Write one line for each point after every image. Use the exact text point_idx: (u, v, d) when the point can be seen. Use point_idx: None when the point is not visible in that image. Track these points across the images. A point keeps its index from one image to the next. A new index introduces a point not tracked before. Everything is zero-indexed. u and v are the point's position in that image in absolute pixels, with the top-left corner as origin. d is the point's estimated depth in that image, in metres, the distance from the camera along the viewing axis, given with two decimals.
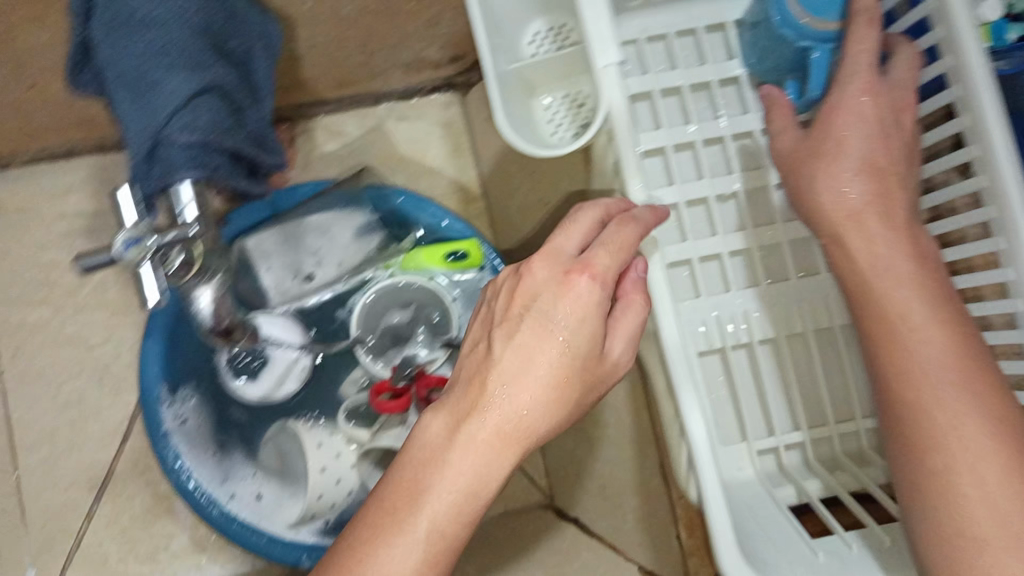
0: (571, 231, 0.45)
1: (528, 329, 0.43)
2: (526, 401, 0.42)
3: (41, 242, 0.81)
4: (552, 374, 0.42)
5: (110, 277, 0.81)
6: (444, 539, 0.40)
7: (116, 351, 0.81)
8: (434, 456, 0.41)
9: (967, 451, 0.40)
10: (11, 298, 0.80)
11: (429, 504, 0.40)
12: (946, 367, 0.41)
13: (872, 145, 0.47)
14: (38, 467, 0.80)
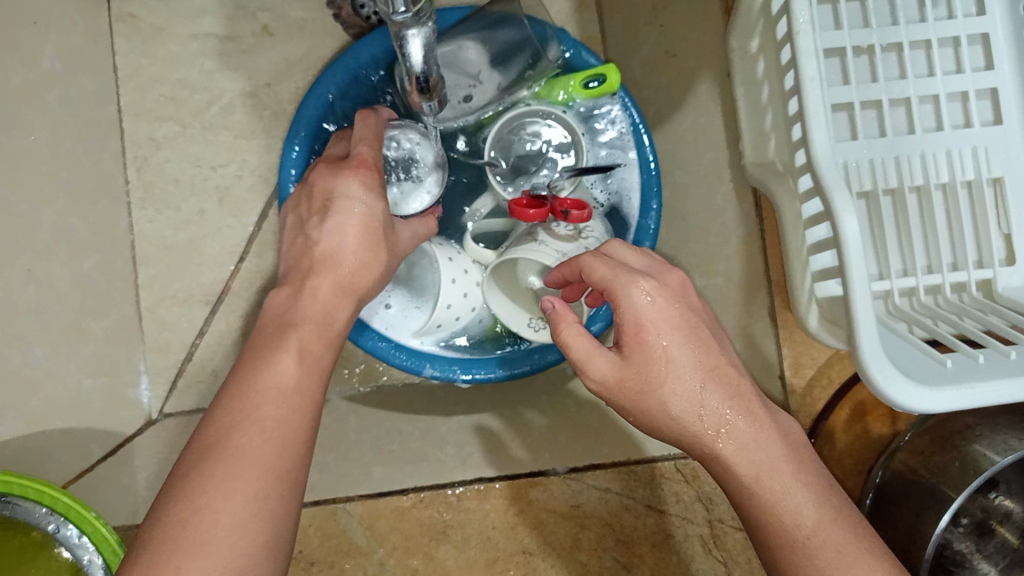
0: (341, 204, 0.58)
1: (308, 289, 0.57)
2: (310, 366, 0.53)
3: (174, 60, 0.82)
4: (320, 339, 0.55)
5: (238, 101, 0.83)
6: (263, 461, 0.47)
7: (238, 174, 0.83)
8: (243, 400, 0.49)
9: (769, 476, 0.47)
10: (141, 112, 0.82)
11: (250, 437, 0.47)
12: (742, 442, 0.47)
13: (685, 333, 0.48)
14: (161, 276, 0.81)
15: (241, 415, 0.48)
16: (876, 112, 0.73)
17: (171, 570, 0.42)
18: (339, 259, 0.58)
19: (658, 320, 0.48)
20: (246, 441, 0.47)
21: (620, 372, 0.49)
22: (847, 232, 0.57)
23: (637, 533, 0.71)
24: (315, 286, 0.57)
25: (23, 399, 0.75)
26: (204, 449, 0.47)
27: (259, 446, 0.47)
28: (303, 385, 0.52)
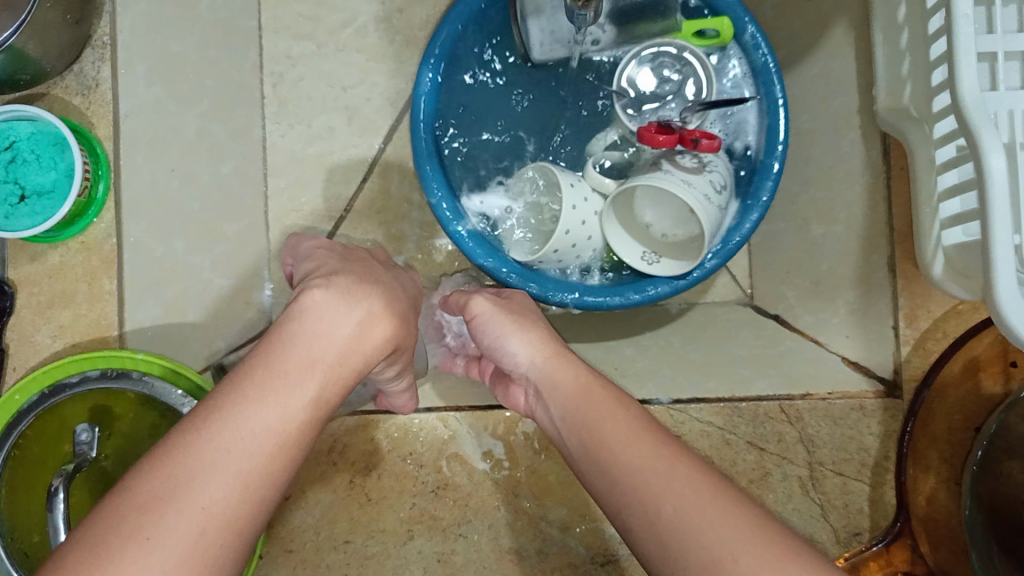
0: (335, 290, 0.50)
1: (307, 341, 0.46)
2: (298, 423, 0.44)
3: None
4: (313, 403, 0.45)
5: (371, 25, 0.87)
6: (214, 515, 0.39)
7: (367, 96, 0.87)
8: (207, 441, 0.41)
9: (610, 428, 0.49)
10: (280, 29, 0.86)
11: (208, 485, 0.40)
12: (572, 398, 0.53)
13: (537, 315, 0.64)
14: (288, 188, 0.85)
15: (233, 416, 0.42)
16: (1019, 64, 0.71)
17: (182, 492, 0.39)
18: (331, 326, 0.47)
19: (505, 307, 0.63)
20: (202, 488, 0.40)
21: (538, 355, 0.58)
22: (993, 170, 0.56)
23: (738, 467, 0.73)
24: (315, 345, 0.46)
25: (160, 290, 0.77)
26: (155, 473, 0.40)
27: (216, 496, 0.40)
28: (282, 443, 0.43)
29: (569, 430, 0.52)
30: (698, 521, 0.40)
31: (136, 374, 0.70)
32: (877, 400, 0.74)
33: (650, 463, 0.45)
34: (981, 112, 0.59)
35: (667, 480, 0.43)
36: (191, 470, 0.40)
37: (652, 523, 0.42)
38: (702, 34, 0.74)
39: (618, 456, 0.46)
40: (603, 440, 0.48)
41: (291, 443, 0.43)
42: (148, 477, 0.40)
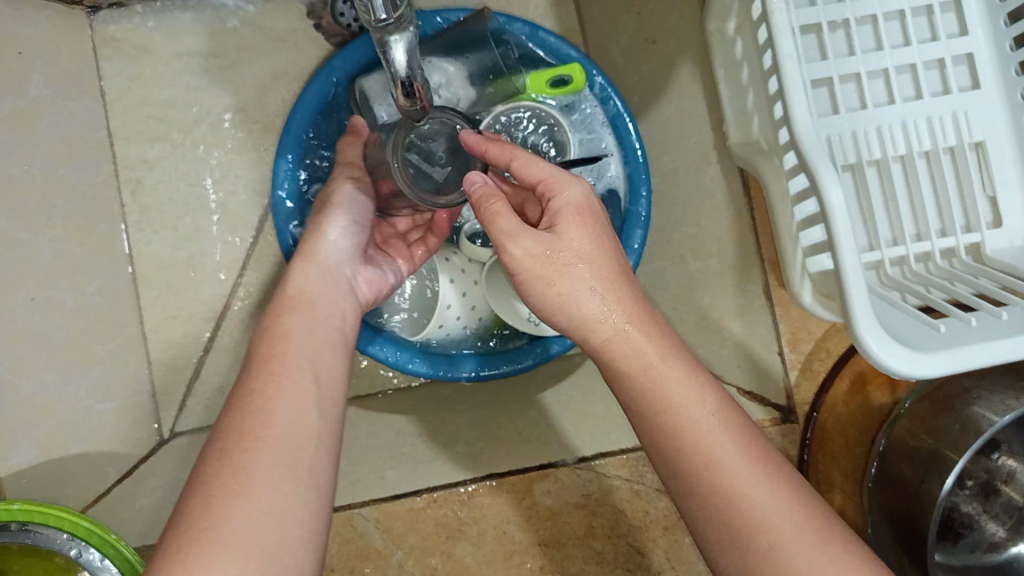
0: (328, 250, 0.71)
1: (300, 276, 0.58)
2: (314, 329, 0.54)
3: (160, 80, 0.83)
4: (320, 309, 0.56)
5: (226, 117, 0.83)
6: (293, 447, 0.46)
7: (232, 189, 0.83)
8: (261, 379, 0.49)
9: (685, 401, 0.48)
10: (132, 133, 0.82)
11: (283, 405, 0.47)
12: (655, 359, 0.49)
13: (585, 263, 0.51)
14: (162, 296, 0.82)
15: (265, 382, 0.49)
16: (855, 85, 0.73)
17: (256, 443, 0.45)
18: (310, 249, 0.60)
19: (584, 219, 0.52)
20: (272, 409, 0.47)
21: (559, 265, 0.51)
22: (834, 206, 0.57)
23: (649, 517, 0.73)
24: (308, 266, 0.59)
25: (33, 429, 0.75)
26: (242, 414, 0.47)
27: (283, 408, 0.47)
28: (308, 354, 0.51)
29: (636, 366, 0.49)
30: (772, 524, 0.44)
31: (13, 527, 0.66)
32: (775, 427, 0.74)
33: (734, 459, 0.46)
34: (818, 148, 0.60)
35: (746, 478, 0.45)
36: (257, 401, 0.47)
37: (727, 516, 0.45)
38: (554, 84, 0.73)
39: (699, 433, 0.47)
40: (681, 418, 0.47)
41: (316, 351, 0.52)
42: (229, 419, 0.47)
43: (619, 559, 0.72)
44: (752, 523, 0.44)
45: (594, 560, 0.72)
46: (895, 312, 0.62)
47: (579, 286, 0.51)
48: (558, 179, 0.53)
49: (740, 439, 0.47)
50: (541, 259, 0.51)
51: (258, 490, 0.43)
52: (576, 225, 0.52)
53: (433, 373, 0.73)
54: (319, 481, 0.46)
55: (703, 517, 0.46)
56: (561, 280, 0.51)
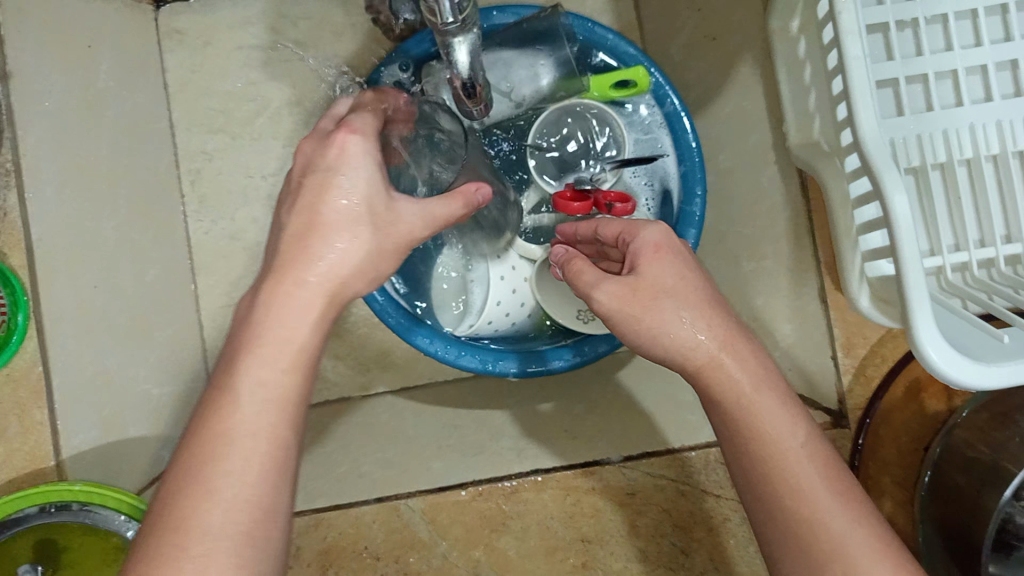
0: (330, 154, 0.47)
1: (287, 293, 0.46)
2: (293, 384, 0.45)
3: (221, 73, 0.86)
4: (303, 359, 0.45)
5: (285, 110, 0.86)
6: (249, 474, 0.42)
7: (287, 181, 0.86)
8: (216, 443, 0.42)
9: (776, 426, 0.48)
10: (193, 124, 0.86)
11: (229, 486, 0.41)
12: (753, 370, 0.49)
13: (678, 295, 0.51)
14: (219, 284, 0.87)
15: (229, 388, 0.43)
16: (922, 85, 0.72)
17: (212, 466, 0.41)
18: (317, 251, 0.47)
19: (679, 261, 0.52)
20: (220, 498, 0.41)
21: (632, 288, 0.51)
22: (898, 211, 0.56)
23: (695, 519, 0.72)
24: (296, 298, 0.46)
25: (97, 407, 0.75)
26: (205, 425, 0.42)
27: (236, 495, 0.41)
28: (281, 417, 0.44)
29: (728, 382, 0.49)
30: (855, 560, 0.44)
31: (75, 508, 0.68)
32: (828, 432, 0.72)
33: (826, 493, 0.46)
34: (883, 151, 0.59)
35: (833, 510, 0.46)
36: (211, 482, 0.41)
37: (805, 547, 0.46)
38: (617, 87, 0.73)
39: (786, 462, 0.47)
40: (771, 445, 0.47)
41: (292, 408, 0.44)
42: (175, 500, 0.40)
43: (663, 560, 0.71)
44: (829, 556, 0.45)
45: (638, 559, 0.71)
46: (958, 320, 0.61)
47: (673, 320, 0.50)
48: (635, 224, 0.55)
49: (825, 466, 0.47)
50: (626, 302, 0.52)
51: (222, 513, 0.40)
52: (657, 261, 0.52)
53: (482, 368, 0.74)
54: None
55: (779, 542, 0.47)
56: (647, 316, 0.51)
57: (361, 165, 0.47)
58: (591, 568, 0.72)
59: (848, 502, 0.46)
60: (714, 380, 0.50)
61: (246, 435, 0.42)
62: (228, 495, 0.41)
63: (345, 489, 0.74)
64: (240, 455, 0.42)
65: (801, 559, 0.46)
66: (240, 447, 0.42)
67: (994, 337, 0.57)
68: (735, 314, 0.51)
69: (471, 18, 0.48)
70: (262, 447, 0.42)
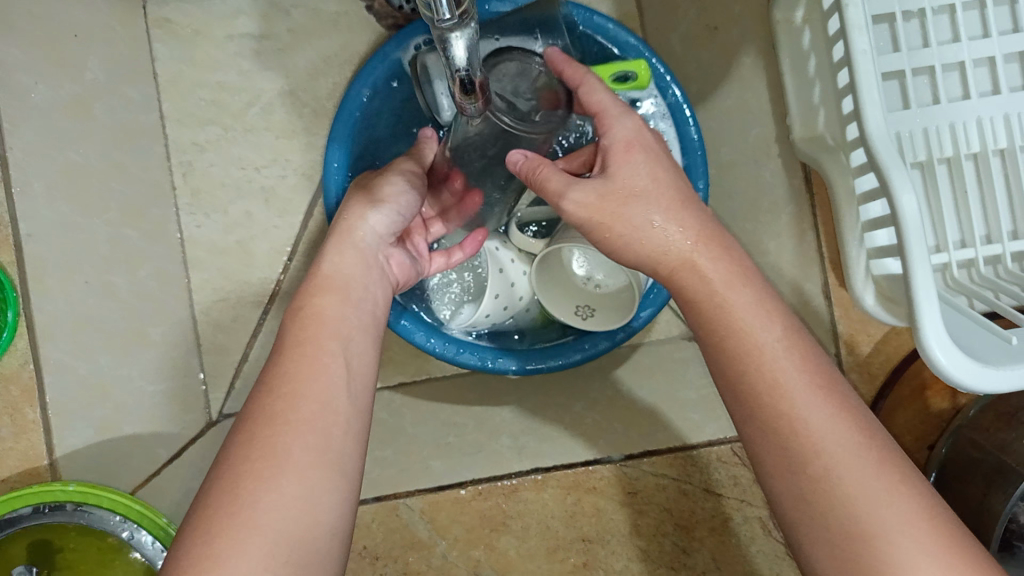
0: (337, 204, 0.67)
1: (339, 246, 0.57)
2: (348, 310, 0.53)
3: (212, 64, 0.84)
4: (355, 292, 0.55)
5: (277, 101, 0.84)
6: (321, 393, 0.47)
7: (281, 174, 0.84)
8: (290, 353, 0.49)
9: (762, 336, 0.47)
10: (184, 117, 0.84)
11: (304, 404, 0.46)
12: (733, 282, 0.49)
13: (651, 195, 0.52)
14: (214, 279, 0.83)
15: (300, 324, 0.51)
16: (927, 78, 0.70)
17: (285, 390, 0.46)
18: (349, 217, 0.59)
19: (650, 159, 0.53)
20: (303, 397, 0.46)
21: (603, 189, 0.52)
22: (906, 210, 0.55)
23: (697, 517, 0.71)
24: (345, 246, 0.57)
25: (89, 410, 0.74)
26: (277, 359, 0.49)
27: (306, 389, 0.47)
28: (341, 344, 0.50)
29: (715, 300, 0.49)
30: (857, 475, 0.41)
31: (70, 508, 0.67)
32: None
33: (823, 405, 0.44)
34: (890, 148, 0.58)
35: (830, 422, 0.43)
36: (287, 387, 0.46)
37: (782, 441, 0.44)
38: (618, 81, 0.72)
39: (777, 371, 0.45)
40: (758, 356, 0.46)
41: (353, 326, 0.52)
42: (256, 403, 0.46)
43: (665, 558, 0.71)
44: (824, 468, 0.42)
45: (639, 558, 0.71)
46: (961, 317, 0.60)
47: (644, 225, 0.51)
48: (610, 113, 0.55)
49: (807, 364, 0.45)
50: (598, 204, 0.52)
51: (297, 425, 0.45)
52: (626, 155, 0.53)
53: (481, 365, 0.72)
54: (349, 471, 0.45)
55: (767, 444, 0.45)
56: (624, 213, 0.52)
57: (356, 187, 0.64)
58: (592, 567, 0.71)
59: (848, 415, 0.43)
60: (695, 295, 0.50)
61: (317, 358, 0.48)
62: (304, 407, 0.46)
63: None
64: (307, 376, 0.47)
65: (799, 477, 0.43)
66: (309, 371, 0.47)
67: (998, 336, 0.57)
68: (711, 216, 0.53)
69: (470, 15, 0.47)
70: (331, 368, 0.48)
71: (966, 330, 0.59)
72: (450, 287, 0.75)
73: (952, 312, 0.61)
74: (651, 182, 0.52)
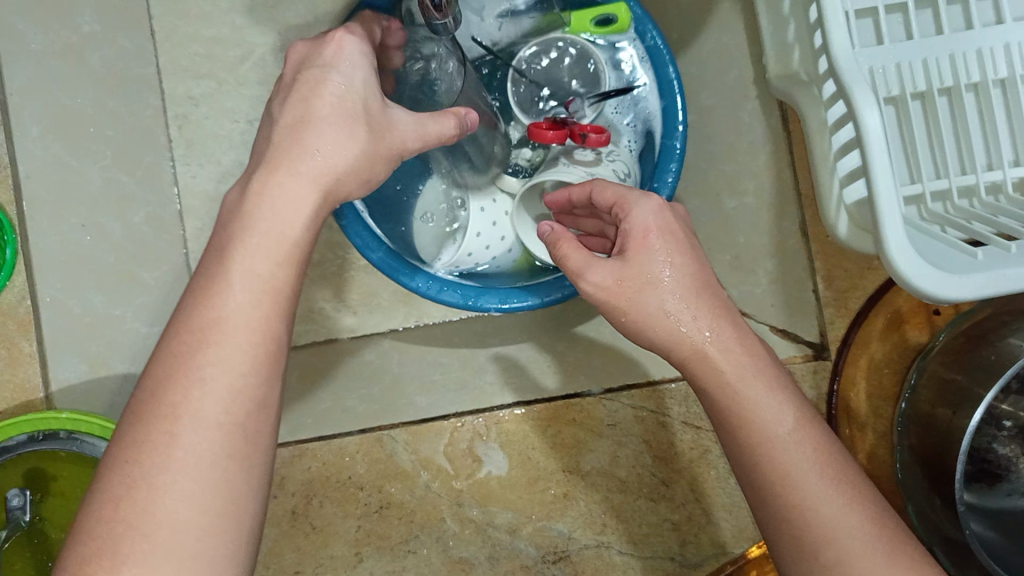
0: (328, 51, 0.50)
1: (278, 186, 0.47)
2: (279, 270, 0.46)
3: (207, 18, 0.82)
4: (289, 245, 0.47)
5: (270, 55, 0.82)
6: (237, 378, 0.43)
7: None
8: (203, 331, 0.43)
9: (764, 416, 0.48)
10: (179, 70, 0.82)
11: (204, 389, 0.42)
12: (737, 361, 0.49)
13: (669, 273, 0.50)
14: (207, 227, 0.80)
15: (217, 285, 0.45)
16: (900, 16, 0.71)
17: (189, 367, 0.42)
18: (306, 142, 0.48)
19: (669, 230, 0.52)
20: (207, 383, 0.42)
21: (621, 276, 0.51)
22: (870, 127, 0.56)
23: (675, 450, 0.73)
24: (280, 189, 0.47)
25: (81, 346, 0.78)
26: (186, 326, 0.44)
27: (221, 382, 0.42)
28: (266, 312, 0.45)
29: (717, 381, 0.49)
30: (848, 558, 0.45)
31: (62, 436, 0.69)
32: (807, 363, 0.74)
33: (815, 478, 0.47)
34: (855, 70, 0.59)
35: (824, 501, 0.46)
36: (191, 369, 0.42)
37: (755, 471, 0.48)
38: (598, 22, 0.73)
39: (773, 451, 0.47)
40: (757, 436, 0.48)
41: (281, 299, 0.46)
42: (155, 381, 0.43)
43: (643, 489, 0.73)
44: (820, 543, 0.45)
45: (618, 489, 0.73)
46: (925, 237, 0.62)
47: (658, 314, 0.50)
48: (629, 198, 0.53)
49: (808, 446, 0.47)
50: (616, 286, 0.51)
51: (197, 418, 0.41)
52: (644, 246, 0.51)
53: (463, 303, 0.71)
54: (258, 466, 0.43)
55: (762, 503, 0.48)
56: (640, 299, 0.50)
57: (363, 63, 0.50)
58: (571, 497, 0.73)
59: (839, 487, 0.47)
60: (696, 368, 0.50)
61: (229, 324, 0.44)
62: (207, 393, 0.42)
63: (330, 422, 0.75)
64: (217, 351, 0.43)
65: (793, 545, 0.47)
66: (217, 347, 0.43)
67: (963, 256, 0.57)
68: (714, 280, 0.52)
69: None
70: (244, 340, 0.43)
71: (934, 252, 0.59)
72: (430, 226, 0.75)
73: (925, 240, 0.61)
74: (674, 261, 0.51)
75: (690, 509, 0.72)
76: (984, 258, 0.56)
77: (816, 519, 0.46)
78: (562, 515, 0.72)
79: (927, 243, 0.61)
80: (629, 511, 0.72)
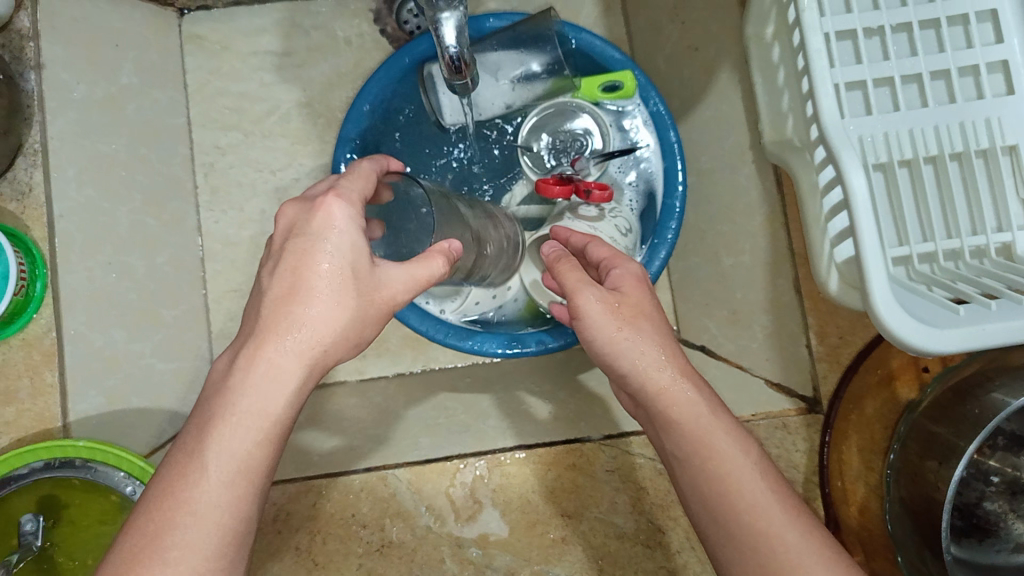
0: (318, 221, 0.50)
1: (267, 355, 0.49)
2: (262, 439, 0.48)
3: (236, 75, 0.92)
4: (273, 414, 0.48)
5: (294, 110, 0.92)
6: (206, 541, 0.45)
7: (295, 177, 0.92)
8: (181, 491, 0.46)
9: (776, 526, 0.46)
10: (207, 122, 0.92)
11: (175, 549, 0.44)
12: (750, 488, 0.48)
13: (656, 320, 0.54)
14: None
15: (204, 448, 0.47)
16: (889, 89, 0.76)
17: (163, 525, 0.45)
18: (299, 320, 0.49)
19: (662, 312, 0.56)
20: (177, 546, 0.44)
21: (616, 302, 0.54)
22: (856, 188, 0.61)
23: (671, 497, 0.74)
24: (265, 363, 0.49)
25: (101, 379, 0.78)
26: (169, 481, 0.46)
27: (190, 546, 0.44)
28: (246, 479, 0.47)
29: (727, 492, 0.48)
30: None
31: (78, 463, 0.71)
32: (800, 417, 0.77)
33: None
34: (842, 135, 0.63)
35: None
36: (167, 530, 0.44)
37: (726, 518, 0.48)
38: (606, 88, 0.79)
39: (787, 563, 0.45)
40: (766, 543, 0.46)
41: (257, 469, 0.48)
42: (133, 534, 0.45)
43: (640, 536, 0.73)
44: None
45: (615, 535, 0.73)
46: (910, 293, 0.65)
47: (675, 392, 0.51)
48: (618, 256, 0.58)
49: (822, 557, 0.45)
50: (610, 312, 0.53)
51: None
52: (638, 286, 0.55)
53: (468, 347, 0.76)
54: None
55: None
56: (638, 323, 0.53)
57: (352, 234, 0.50)
58: (569, 541, 0.74)
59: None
60: (710, 477, 0.49)
61: (206, 489, 0.46)
62: (174, 554, 0.44)
63: (336, 462, 0.77)
64: (191, 513, 0.45)
65: None
66: (191, 510, 0.45)
67: (948, 313, 0.59)
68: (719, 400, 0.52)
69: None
70: (218, 506, 0.46)
71: (920, 308, 0.62)
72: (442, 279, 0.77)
73: (916, 304, 0.63)
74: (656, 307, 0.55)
75: (686, 557, 0.72)
76: (965, 311, 0.59)
77: (787, 559, 0.45)
78: (559, 559, 0.73)
79: (918, 306, 0.62)
80: (625, 558, 0.73)
